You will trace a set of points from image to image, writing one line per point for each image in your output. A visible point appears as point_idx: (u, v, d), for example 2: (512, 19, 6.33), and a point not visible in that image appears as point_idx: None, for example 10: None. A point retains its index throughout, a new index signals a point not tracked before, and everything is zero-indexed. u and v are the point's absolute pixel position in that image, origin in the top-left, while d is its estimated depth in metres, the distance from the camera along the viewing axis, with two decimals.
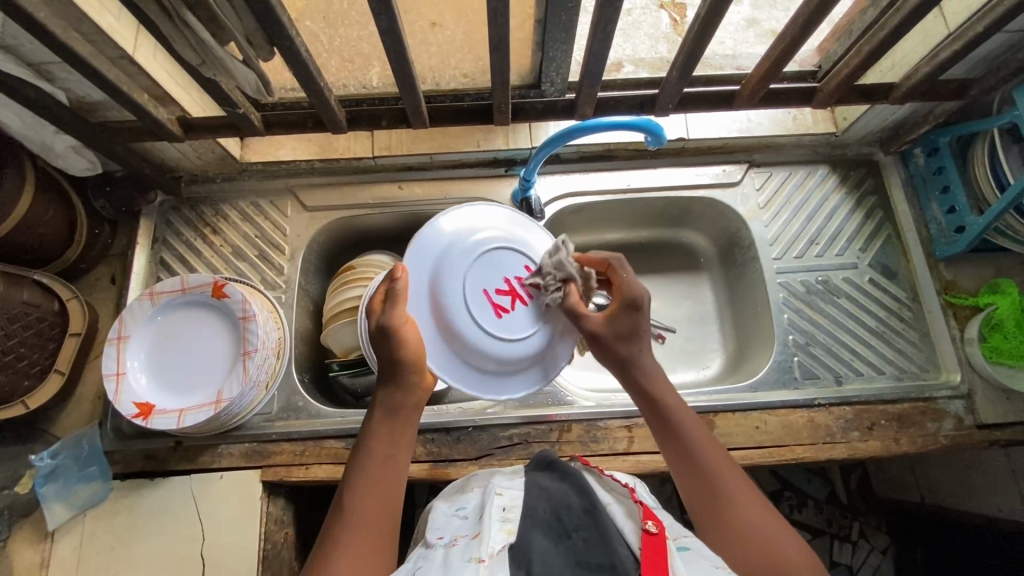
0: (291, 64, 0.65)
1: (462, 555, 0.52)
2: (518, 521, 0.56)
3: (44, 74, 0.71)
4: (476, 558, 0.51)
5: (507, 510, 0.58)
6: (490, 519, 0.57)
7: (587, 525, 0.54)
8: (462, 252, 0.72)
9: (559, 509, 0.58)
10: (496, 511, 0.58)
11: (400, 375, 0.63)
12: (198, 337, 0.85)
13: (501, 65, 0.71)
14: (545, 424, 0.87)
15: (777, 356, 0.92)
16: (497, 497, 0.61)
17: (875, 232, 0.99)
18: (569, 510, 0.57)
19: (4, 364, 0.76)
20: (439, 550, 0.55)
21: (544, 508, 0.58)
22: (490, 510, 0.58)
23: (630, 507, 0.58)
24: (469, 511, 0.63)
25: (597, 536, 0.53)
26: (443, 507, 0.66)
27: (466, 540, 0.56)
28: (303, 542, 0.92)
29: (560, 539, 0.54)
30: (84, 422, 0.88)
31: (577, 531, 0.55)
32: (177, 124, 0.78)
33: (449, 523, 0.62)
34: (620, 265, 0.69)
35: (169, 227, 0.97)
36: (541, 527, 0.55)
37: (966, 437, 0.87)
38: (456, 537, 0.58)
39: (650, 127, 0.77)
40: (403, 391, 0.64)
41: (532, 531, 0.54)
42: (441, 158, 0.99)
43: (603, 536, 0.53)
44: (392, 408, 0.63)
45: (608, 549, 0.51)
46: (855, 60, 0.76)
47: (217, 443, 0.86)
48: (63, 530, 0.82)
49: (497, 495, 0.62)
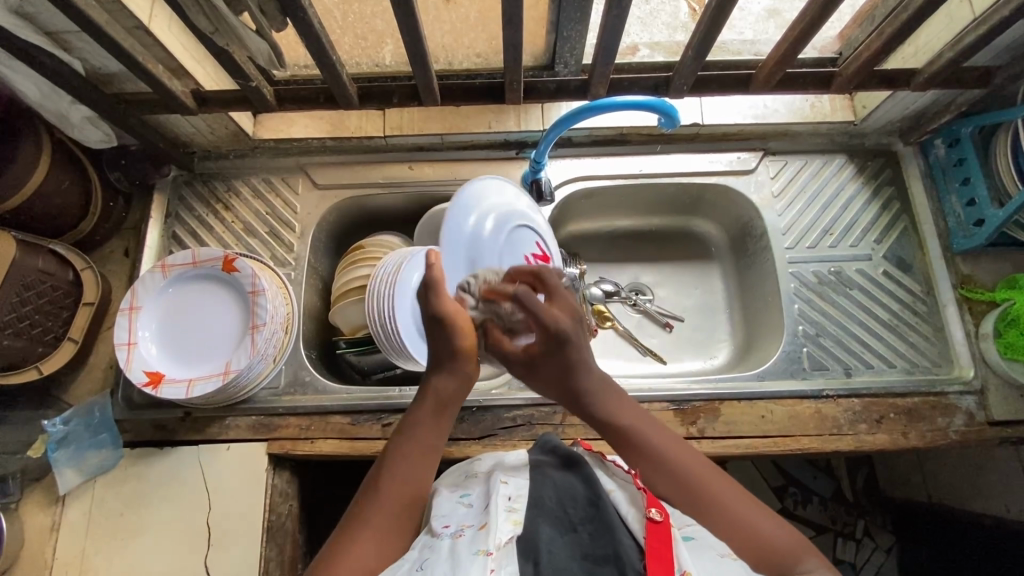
0: (304, 37, 0.65)
1: (469, 546, 0.51)
2: (523, 511, 0.56)
3: (62, 44, 0.71)
4: (483, 549, 0.50)
5: (513, 500, 0.58)
6: (496, 510, 0.56)
7: (592, 518, 0.55)
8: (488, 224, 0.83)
9: (564, 501, 0.58)
10: (501, 502, 0.58)
11: (452, 364, 0.63)
12: (205, 312, 0.86)
13: (513, 41, 0.70)
14: (548, 407, 0.87)
15: (785, 347, 0.91)
16: (502, 487, 0.60)
17: (891, 224, 0.97)
18: (574, 502, 0.58)
19: (18, 330, 0.77)
20: (444, 540, 0.54)
21: (548, 500, 0.58)
22: (495, 501, 0.58)
23: (633, 495, 0.57)
24: (474, 500, 0.63)
25: (602, 528, 0.53)
26: (447, 493, 0.66)
27: (472, 531, 0.55)
28: (307, 516, 0.93)
29: (564, 530, 0.54)
30: (95, 390, 0.90)
31: (582, 523, 0.55)
32: (190, 97, 0.78)
33: (455, 511, 0.61)
34: (524, 294, 0.63)
35: (182, 202, 0.98)
36: (547, 518, 0.55)
37: (977, 433, 0.85)
38: (461, 528, 0.57)
39: (664, 107, 0.76)
40: (453, 384, 0.62)
41: (538, 522, 0.54)
42: (451, 138, 0.98)
43: (609, 526, 0.53)
44: (442, 400, 0.62)
45: (613, 539, 0.51)
46: (877, 43, 0.74)
47: (224, 415, 0.87)
48: (73, 495, 0.84)
49: (503, 484, 0.61)
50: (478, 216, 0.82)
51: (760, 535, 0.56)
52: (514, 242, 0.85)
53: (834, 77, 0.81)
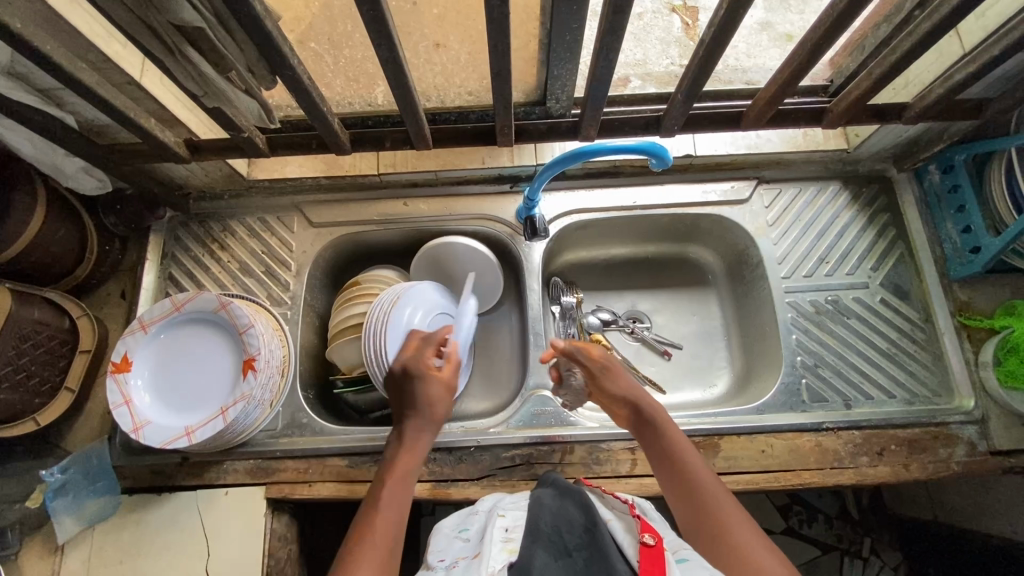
0: (294, 92, 0.65)
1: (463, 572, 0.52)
2: (518, 540, 0.55)
3: (54, 100, 0.71)
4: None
5: (509, 531, 0.58)
6: (490, 539, 0.56)
7: (587, 544, 0.55)
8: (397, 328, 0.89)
9: (559, 526, 0.58)
10: (497, 532, 0.57)
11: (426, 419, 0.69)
12: (205, 355, 0.85)
13: (504, 90, 0.70)
14: (547, 446, 0.86)
15: (784, 378, 0.91)
16: (499, 520, 0.61)
17: (887, 251, 0.97)
18: (570, 528, 0.58)
19: (15, 382, 0.77)
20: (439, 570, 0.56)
21: (545, 526, 0.58)
22: (490, 532, 0.58)
23: (629, 523, 0.58)
24: (472, 534, 0.63)
25: (598, 554, 0.53)
26: (448, 528, 0.67)
27: (466, 560, 0.56)
28: (308, 556, 0.93)
29: (559, 555, 0.53)
30: (92, 437, 0.89)
31: (577, 549, 0.55)
32: (183, 147, 0.78)
33: (451, 545, 0.62)
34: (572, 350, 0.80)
35: (178, 243, 0.99)
36: (541, 543, 0.55)
37: (980, 464, 0.85)
38: (457, 558, 0.58)
39: (655, 150, 0.75)
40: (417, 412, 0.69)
41: (533, 549, 0.54)
42: (445, 175, 0.99)
43: (604, 553, 0.53)
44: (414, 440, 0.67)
45: (608, 564, 0.51)
46: (866, 82, 0.73)
47: (222, 459, 0.87)
48: (72, 543, 0.83)
49: (499, 517, 0.62)
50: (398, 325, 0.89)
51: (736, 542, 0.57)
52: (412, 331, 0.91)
53: (826, 112, 0.81)
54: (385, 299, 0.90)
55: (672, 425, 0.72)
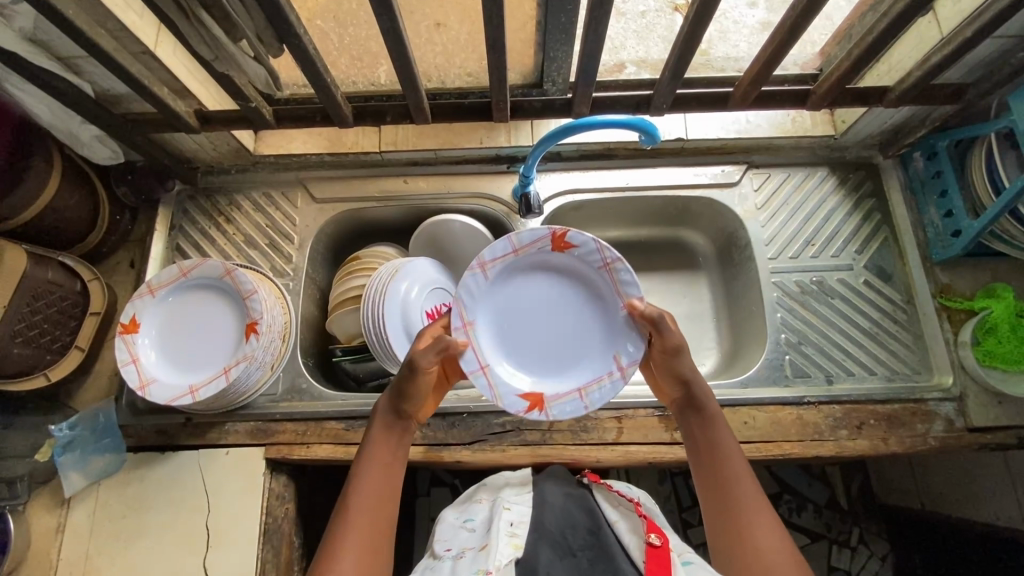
0: (299, 61, 0.68)
1: (470, 565, 0.58)
2: (525, 536, 0.62)
3: (73, 68, 0.75)
4: (482, 569, 0.56)
5: (514, 525, 0.64)
6: (497, 532, 0.63)
7: (592, 546, 0.61)
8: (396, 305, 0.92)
9: (565, 528, 0.64)
10: (503, 524, 0.64)
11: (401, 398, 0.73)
12: (210, 319, 0.88)
13: (499, 63, 0.74)
14: (536, 413, 0.89)
15: (768, 354, 0.94)
16: (505, 513, 0.66)
17: (872, 234, 1.00)
18: (575, 531, 0.63)
19: (29, 337, 0.81)
20: (447, 561, 0.62)
21: (551, 525, 0.64)
22: (498, 525, 0.64)
23: (634, 523, 0.63)
24: (476, 524, 0.70)
25: (600, 556, 0.59)
26: (452, 519, 0.75)
27: (473, 551, 0.62)
28: (305, 519, 0.96)
29: (564, 554, 0.60)
30: (100, 397, 0.93)
31: (582, 550, 0.60)
32: (193, 117, 0.82)
33: (457, 536, 0.69)
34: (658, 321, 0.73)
35: (185, 215, 1.02)
36: (547, 542, 0.61)
37: (956, 439, 0.87)
38: (463, 549, 0.65)
39: (644, 126, 0.78)
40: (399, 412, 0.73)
41: (538, 545, 0.60)
42: (445, 153, 1.02)
43: (608, 554, 0.59)
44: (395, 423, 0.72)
45: (613, 564, 0.57)
46: (848, 63, 0.76)
47: (223, 421, 0.90)
48: (78, 497, 0.87)
49: (506, 510, 0.68)
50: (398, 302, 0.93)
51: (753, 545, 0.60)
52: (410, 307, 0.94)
53: (810, 94, 0.84)
54: (383, 275, 0.93)
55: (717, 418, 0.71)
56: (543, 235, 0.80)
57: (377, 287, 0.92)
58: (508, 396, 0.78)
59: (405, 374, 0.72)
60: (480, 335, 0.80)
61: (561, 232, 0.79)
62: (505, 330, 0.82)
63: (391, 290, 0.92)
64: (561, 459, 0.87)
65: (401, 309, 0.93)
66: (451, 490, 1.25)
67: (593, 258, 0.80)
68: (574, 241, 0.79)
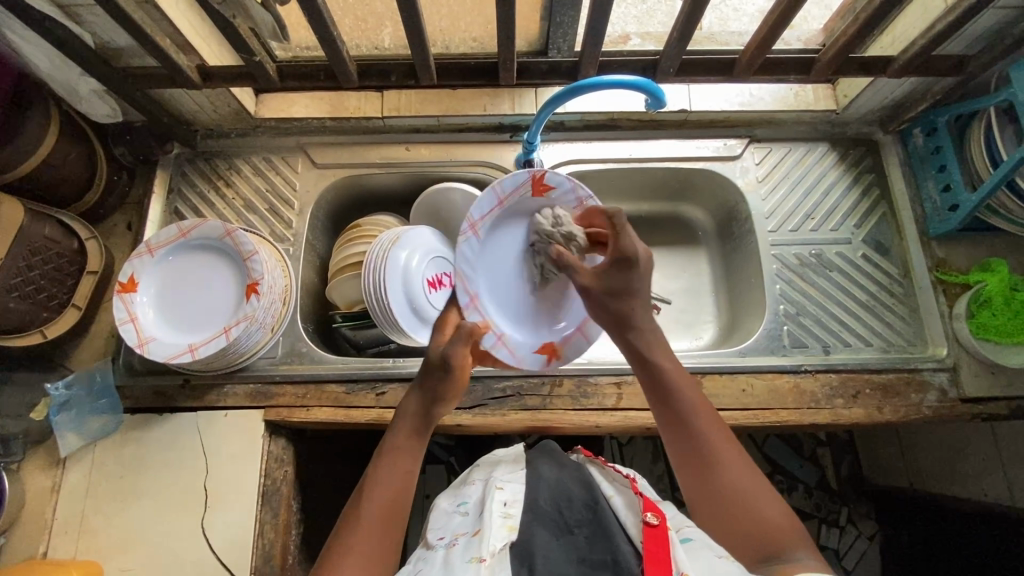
0: (306, 11, 0.67)
1: (462, 555, 0.55)
2: (517, 518, 0.59)
3: (73, 17, 0.74)
4: (477, 557, 0.54)
5: (507, 505, 0.61)
6: (490, 516, 0.59)
7: (589, 524, 0.58)
8: (398, 275, 0.91)
9: (560, 505, 0.61)
10: (497, 507, 0.61)
11: (432, 402, 0.69)
12: (210, 279, 0.88)
13: (507, 21, 0.72)
14: (537, 379, 0.90)
15: (767, 325, 0.94)
16: (497, 493, 0.63)
17: (871, 209, 1.01)
18: (570, 507, 0.61)
19: (25, 293, 0.80)
20: (440, 550, 0.59)
21: (546, 506, 0.61)
22: (491, 507, 0.61)
23: (631, 500, 0.60)
24: (470, 507, 0.67)
25: (598, 534, 0.56)
26: (445, 504, 0.72)
27: (466, 539, 0.59)
28: (303, 485, 0.96)
29: (560, 534, 0.57)
30: (96, 358, 0.92)
31: (579, 527, 0.58)
32: (195, 72, 0.81)
33: (450, 521, 0.66)
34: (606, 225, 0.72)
35: (184, 178, 1.01)
36: (541, 523, 0.58)
37: (949, 409, 0.89)
38: (457, 536, 0.62)
39: (651, 89, 0.77)
40: (427, 418, 0.69)
41: (533, 527, 0.57)
42: (447, 121, 1.01)
43: (605, 531, 0.56)
44: (419, 426, 0.68)
45: (610, 542, 0.54)
46: (853, 30, 0.77)
47: (222, 383, 0.90)
48: (74, 457, 0.86)
49: (498, 490, 0.65)
50: (399, 271, 0.92)
51: (745, 508, 0.58)
52: (412, 276, 0.93)
53: (814, 64, 0.85)
54: (383, 244, 0.92)
55: (676, 372, 0.69)
56: (524, 180, 0.80)
57: (378, 257, 0.90)
58: (528, 356, 0.83)
59: (440, 373, 0.68)
60: (489, 306, 0.82)
61: (540, 175, 0.80)
62: (504, 291, 0.83)
63: (392, 259, 0.91)
64: (561, 423, 0.87)
65: (403, 278, 0.92)
66: (446, 466, 1.25)
67: (570, 198, 0.82)
68: (553, 182, 0.81)
